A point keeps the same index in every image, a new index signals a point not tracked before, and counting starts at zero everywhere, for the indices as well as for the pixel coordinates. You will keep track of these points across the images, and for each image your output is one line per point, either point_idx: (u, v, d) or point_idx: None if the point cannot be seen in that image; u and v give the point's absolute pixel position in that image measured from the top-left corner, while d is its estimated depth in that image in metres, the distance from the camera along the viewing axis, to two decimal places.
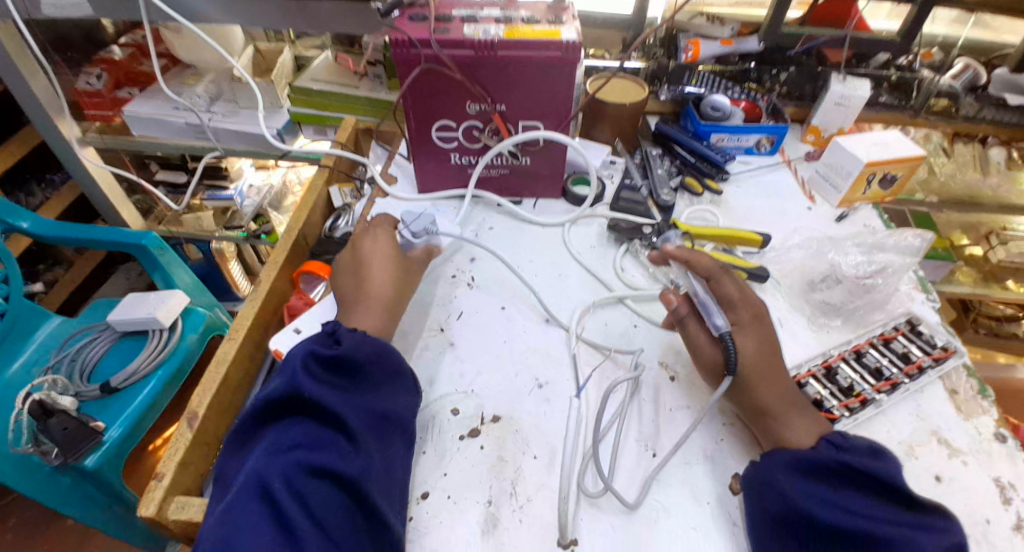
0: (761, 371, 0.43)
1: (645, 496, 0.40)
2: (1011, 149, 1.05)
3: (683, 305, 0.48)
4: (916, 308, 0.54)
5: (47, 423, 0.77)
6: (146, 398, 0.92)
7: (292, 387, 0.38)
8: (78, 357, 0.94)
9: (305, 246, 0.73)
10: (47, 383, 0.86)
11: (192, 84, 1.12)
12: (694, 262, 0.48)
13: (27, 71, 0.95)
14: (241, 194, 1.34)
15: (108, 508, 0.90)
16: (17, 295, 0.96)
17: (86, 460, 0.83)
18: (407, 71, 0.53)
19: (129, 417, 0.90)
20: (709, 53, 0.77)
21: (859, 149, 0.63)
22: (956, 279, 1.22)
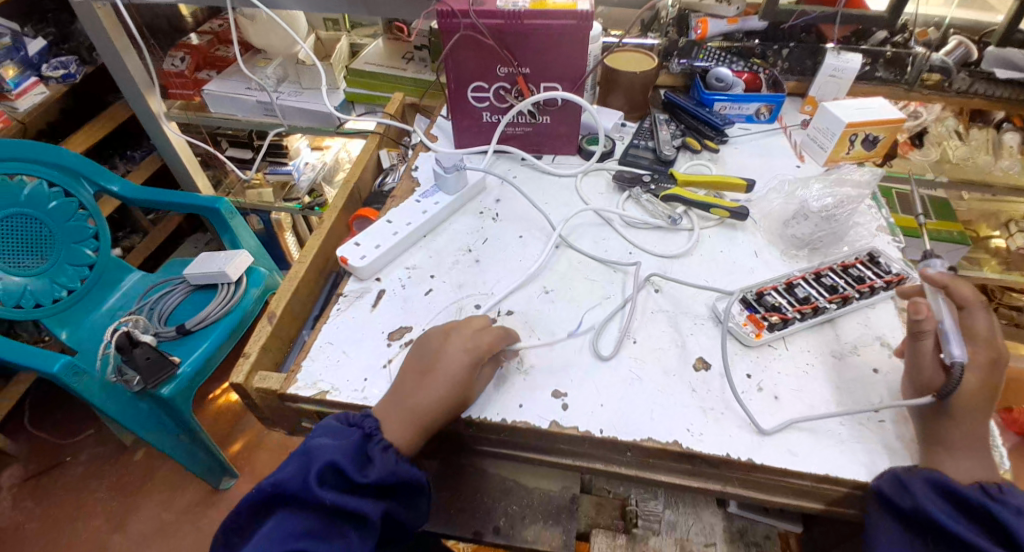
0: (975, 405, 0.42)
1: (781, 427, 0.45)
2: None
3: (929, 319, 0.44)
4: (878, 244, 0.62)
5: (134, 351, 0.92)
6: (212, 341, 1.04)
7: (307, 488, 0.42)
8: (158, 306, 1.07)
9: (360, 197, 0.88)
10: (130, 321, 1.00)
11: (264, 66, 1.29)
12: (955, 289, 0.45)
13: (121, 47, 1.12)
14: (298, 170, 1.51)
15: (178, 434, 1.04)
16: (105, 251, 1.07)
17: (163, 390, 0.96)
18: (449, 37, 0.66)
19: (198, 358, 1.01)
20: (717, 31, 0.86)
21: (843, 113, 0.71)
22: (975, 267, 1.18)
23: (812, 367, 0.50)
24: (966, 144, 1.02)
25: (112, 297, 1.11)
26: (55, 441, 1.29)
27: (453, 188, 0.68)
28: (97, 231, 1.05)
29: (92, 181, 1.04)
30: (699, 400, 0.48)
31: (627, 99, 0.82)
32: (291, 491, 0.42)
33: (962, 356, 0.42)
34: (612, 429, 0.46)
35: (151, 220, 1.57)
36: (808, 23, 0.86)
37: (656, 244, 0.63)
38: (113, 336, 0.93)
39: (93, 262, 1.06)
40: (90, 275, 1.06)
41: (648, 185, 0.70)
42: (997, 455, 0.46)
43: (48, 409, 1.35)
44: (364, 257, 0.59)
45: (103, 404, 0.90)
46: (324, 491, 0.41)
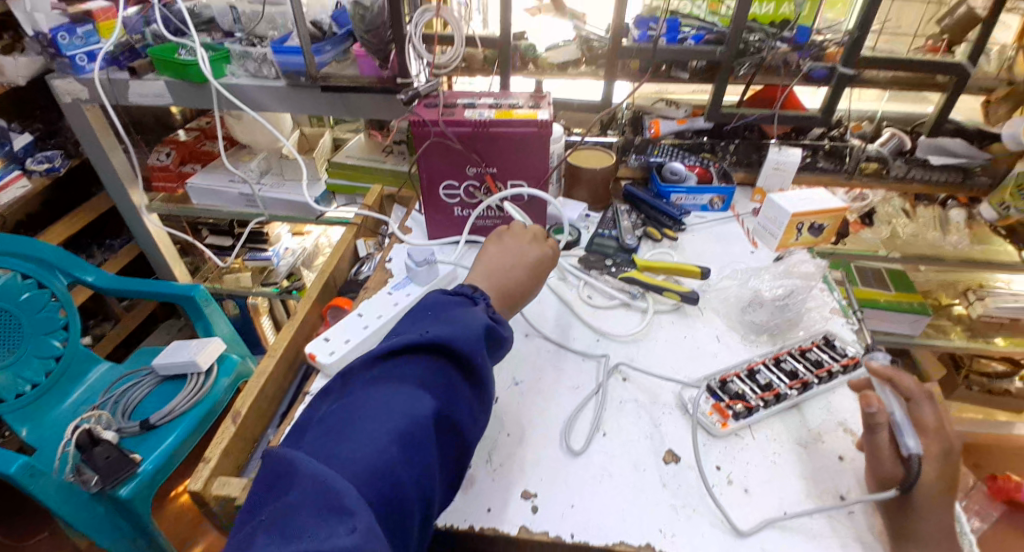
0: (935, 497, 0.42)
1: (758, 527, 0.44)
2: (974, 209, 1.06)
3: (882, 413, 0.45)
4: (832, 327, 0.65)
5: (93, 451, 0.86)
6: (177, 437, 0.98)
7: (462, 347, 0.41)
8: (123, 398, 1.02)
9: (335, 285, 0.89)
10: (92, 418, 0.94)
11: (247, 161, 1.35)
12: (898, 380, 0.48)
13: (107, 145, 1.18)
14: (277, 256, 1.52)
15: (134, 539, 0.95)
16: (74, 341, 1.04)
17: (121, 490, 0.89)
18: (420, 143, 0.71)
19: (161, 454, 0.95)
20: (669, 130, 0.96)
21: (788, 204, 0.77)
22: (940, 335, 1.21)
23: (780, 457, 0.50)
24: (914, 221, 1.09)
25: (77, 391, 1.05)
26: (8, 542, 1.16)
27: (424, 280, 0.70)
28: (67, 322, 1.03)
29: (67, 272, 1.02)
30: (672, 495, 0.47)
31: (590, 192, 0.88)
32: (433, 342, 0.41)
33: (917, 447, 0.44)
34: (583, 532, 0.44)
35: (124, 307, 1.54)
36: (749, 123, 0.95)
37: (622, 330, 0.65)
38: (73, 433, 0.87)
39: (61, 352, 1.02)
40: (57, 367, 1.01)
41: (610, 269, 0.74)
42: (967, 542, 0.46)
43: (1, 511, 1.21)
44: (333, 353, 0.60)
45: (56, 509, 0.82)
46: (474, 350, 0.41)
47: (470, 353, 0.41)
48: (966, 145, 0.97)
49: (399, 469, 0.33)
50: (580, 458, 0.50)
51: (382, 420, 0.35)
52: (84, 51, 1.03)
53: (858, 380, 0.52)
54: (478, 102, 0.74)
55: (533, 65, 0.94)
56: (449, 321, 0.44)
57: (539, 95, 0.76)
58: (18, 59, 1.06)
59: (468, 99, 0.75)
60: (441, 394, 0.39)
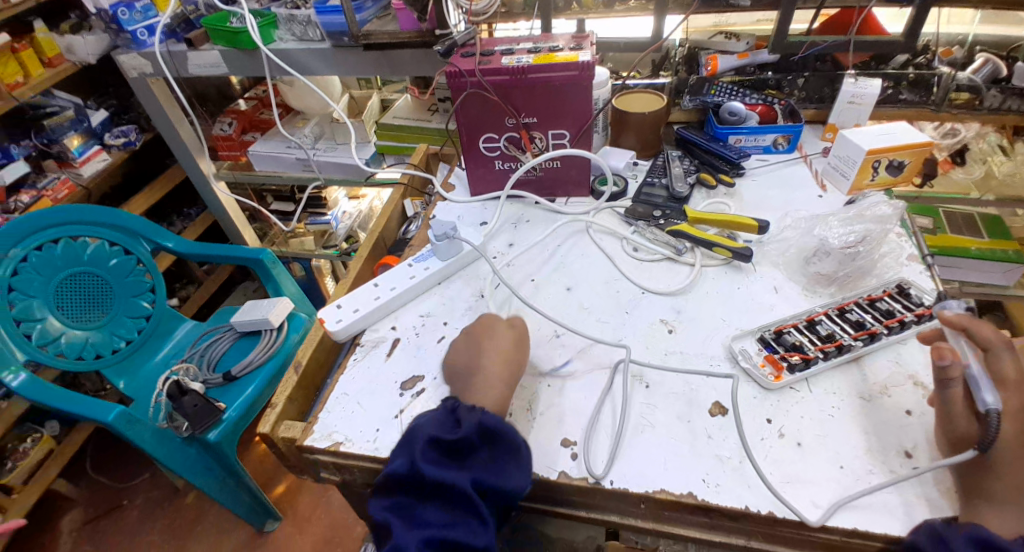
0: (1019, 453, 0.39)
1: (817, 494, 0.41)
2: None
3: (956, 364, 0.42)
4: (908, 274, 0.59)
5: (183, 399, 0.94)
6: (258, 385, 1.09)
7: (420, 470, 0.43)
8: (207, 353, 1.13)
9: (385, 244, 0.92)
10: (181, 371, 1.04)
11: (303, 127, 1.39)
12: (974, 331, 0.43)
13: (174, 116, 1.25)
14: (336, 219, 1.59)
15: (221, 480, 1.06)
16: (160, 302, 1.15)
17: (209, 435, 1.00)
18: (458, 94, 0.70)
19: (241, 403, 1.06)
20: (727, 66, 0.87)
21: (863, 140, 0.69)
22: None
23: (839, 411, 0.47)
24: (1012, 161, 0.92)
25: (166, 346, 1.18)
26: (111, 486, 1.36)
27: (445, 255, 0.68)
28: (154, 284, 1.14)
29: (149, 239, 1.13)
30: (719, 449, 0.45)
31: (639, 138, 0.83)
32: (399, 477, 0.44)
33: (996, 403, 0.39)
34: (622, 479, 0.44)
35: (204, 272, 1.70)
36: (820, 53, 0.85)
37: (667, 284, 0.62)
38: (162, 386, 0.99)
39: (150, 313, 1.13)
40: (147, 326, 1.13)
41: (657, 220, 0.71)
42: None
43: (104, 459, 1.42)
44: (340, 321, 0.62)
45: (152, 452, 0.93)
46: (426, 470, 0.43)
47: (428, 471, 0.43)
48: None
49: None
50: (629, 409, 0.50)
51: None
52: (143, 26, 1.10)
53: (929, 332, 0.48)
54: (516, 47, 0.71)
55: (576, 6, 0.88)
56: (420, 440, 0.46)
57: (581, 36, 0.72)
58: (87, 38, 1.13)
59: (507, 45, 0.72)
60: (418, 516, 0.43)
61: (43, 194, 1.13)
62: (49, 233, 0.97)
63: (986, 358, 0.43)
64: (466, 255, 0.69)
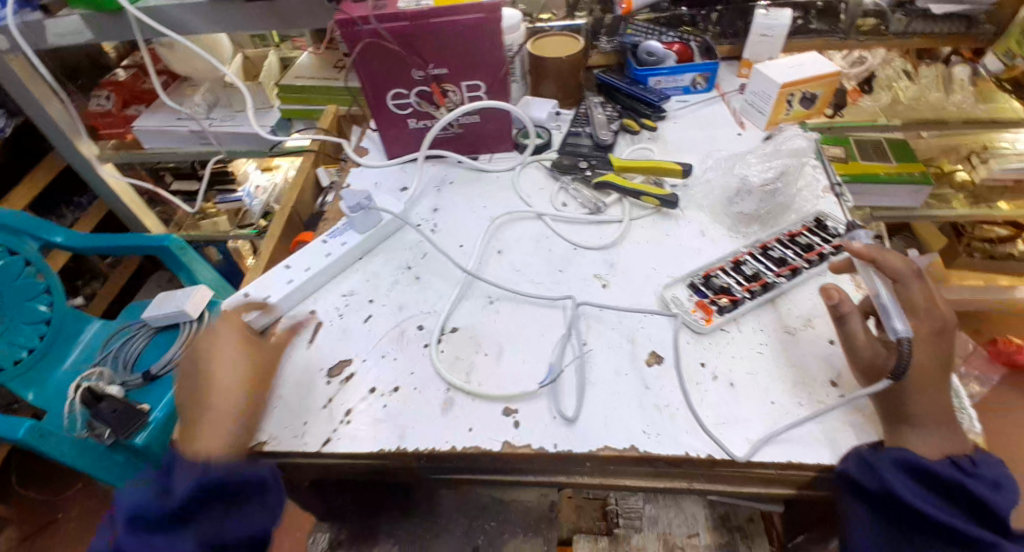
0: (930, 375, 0.41)
1: (747, 431, 0.43)
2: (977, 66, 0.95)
3: (844, 301, 0.47)
4: (824, 206, 0.60)
5: (99, 406, 0.85)
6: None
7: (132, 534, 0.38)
8: (121, 353, 1.01)
9: (299, 219, 0.84)
10: (94, 376, 0.94)
11: (192, 94, 1.23)
12: (884, 263, 0.45)
13: (39, 96, 1.05)
14: (249, 195, 1.44)
15: None
16: (61, 304, 1.02)
17: (137, 437, 0.90)
18: (354, 46, 0.62)
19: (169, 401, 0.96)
20: (642, 3, 0.82)
21: (775, 74, 0.69)
22: (940, 204, 1.14)
23: (767, 346, 0.48)
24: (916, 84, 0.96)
25: (76, 352, 1.05)
26: (43, 500, 1.24)
27: (363, 226, 0.62)
28: (50, 285, 0.99)
29: (34, 236, 0.98)
30: (657, 400, 0.46)
31: (559, 85, 0.78)
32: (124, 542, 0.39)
33: (905, 329, 0.41)
34: (566, 442, 0.44)
35: (106, 268, 1.52)
36: None
37: (599, 238, 0.61)
38: (75, 392, 0.88)
39: (49, 317, 1.00)
40: (49, 332, 1.00)
41: (584, 171, 0.68)
42: (966, 420, 0.45)
43: (29, 473, 1.28)
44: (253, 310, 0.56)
45: (73, 464, 0.84)
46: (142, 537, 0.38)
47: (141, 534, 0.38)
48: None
49: None
50: (572, 366, 0.49)
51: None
52: None
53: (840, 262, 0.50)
54: None
55: None
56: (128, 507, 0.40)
57: None
58: None
59: None
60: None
61: None
62: None
63: (895, 287, 0.45)
64: (387, 225, 0.64)
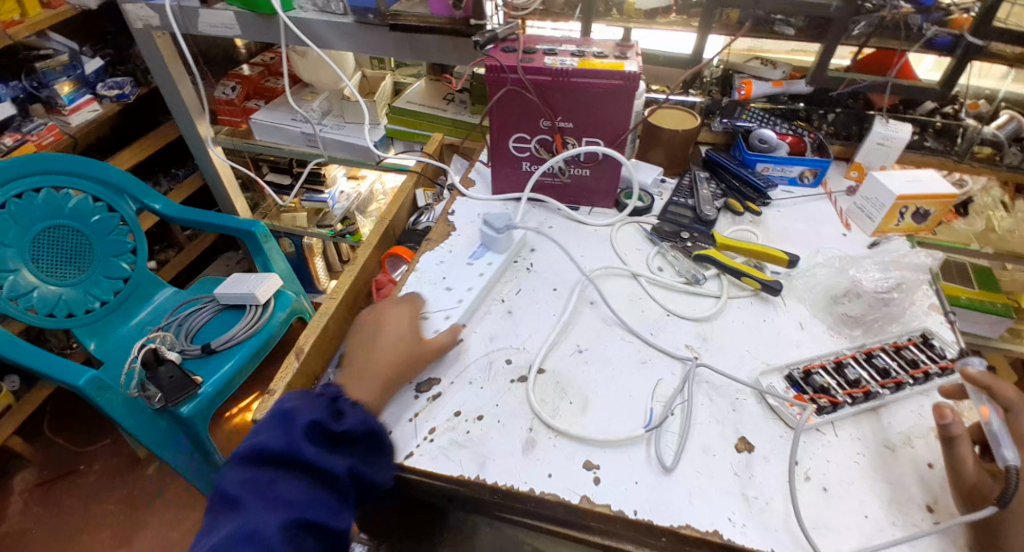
0: None
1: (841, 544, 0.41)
2: None
3: (957, 423, 0.44)
4: (932, 325, 0.59)
5: (158, 369, 0.92)
6: (236, 362, 1.02)
7: (291, 450, 0.43)
8: (185, 323, 1.07)
9: (394, 233, 0.88)
10: (157, 339, 1.00)
11: (310, 100, 1.32)
12: (997, 390, 0.44)
13: (174, 73, 1.18)
14: (333, 198, 1.51)
15: (190, 457, 0.99)
16: (141, 265, 1.09)
17: (182, 408, 0.93)
18: (495, 90, 0.67)
19: (219, 377, 0.99)
20: (761, 92, 0.88)
21: (893, 184, 0.69)
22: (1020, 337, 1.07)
23: (863, 457, 0.47)
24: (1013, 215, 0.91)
25: (144, 311, 1.11)
26: (71, 449, 1.29)
27: (501, 247, 0.68)
28: (135, 247, 1.07)
29: (135, 198, 1.05)
30: (745, 488, 0.44)
31: (667, 155, 0.81)
32: (272, 452, 0.43)
33: (1016, 459, 0.40)
34: (647, 510, 0.43)
35: (187, 238, 1.62)
36: (856, 91, 0.85)
37: (695, 310, 0.61)
38: (138, 352, 0.94)
39: (129, 275, 1.07)
40: (124, 289, 1.07)
41: (684, 242, 0.69)
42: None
43: (63, 419, 1.35)
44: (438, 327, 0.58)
45: (121, 420, 0.87)
46: (295, 452, 0.43)
47: (302, 449, 0.43)
48: None
49: None
50: (661, 435, 0.48)
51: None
52: None
53: (950, 386, 0.49)
54: (559, 48, 0.69)
55: (618, 12, 0.87)
56: (286, 424, 0.45)
57: (626, 45, 0.70)
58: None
59: (548, 45, 0.70)
60: (289, 504, 0.41)
61: (26, 137, 1.07)
62: (30, 180, 0.91)
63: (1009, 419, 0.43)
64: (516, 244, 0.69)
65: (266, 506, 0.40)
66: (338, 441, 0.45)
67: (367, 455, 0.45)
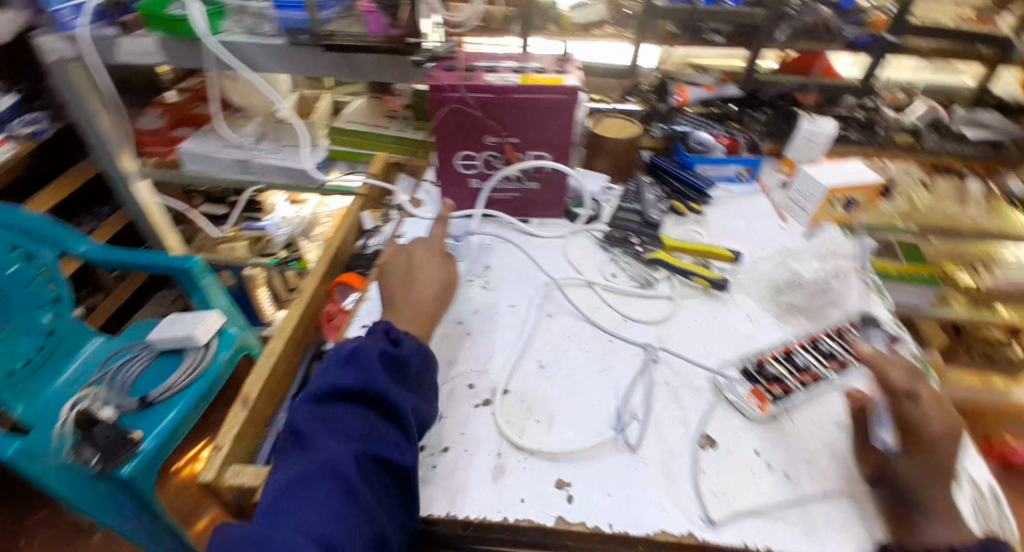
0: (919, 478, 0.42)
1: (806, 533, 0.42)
2: (989, 182, 0.96)
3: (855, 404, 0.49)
4: (869, 307, 0.62)
5: (92, 430, 0.83)
6: (181, 410, 0.95)
7: (363, 386, 0.44)
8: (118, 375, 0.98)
9: (341, 260, 0.84)
10: (88, 395, 0.91)
11: (243, 125, 1.25)
12: (887, 374, 0.45)
13: (94, 104, 1.06)
14: (274, 224, 1.46)
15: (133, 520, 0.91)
16: (64, 316, 1.00)
17: (123, 468, 0.85)
18: (438, 109, 0.66)
19: (163, 429, 0.91)
20: (696, 98, 0.92)
21: (823, 177, 0.73)
22: (948, 306, 1.11)
23: (818, 442, 0.49)
24: (933, 193, 0.93)
25: (72, 366, 1.02)
26: None
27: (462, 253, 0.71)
28: (58, 296, 0.98)
29: (53, 243, 0.95)
30: (713, 486, 0.45)
31: (612, 163, 0.83)
32: (344, 389, 0.44)
33: (891, 440, 0.47)
34: (621, 523, 0.43)
35: (116, 281, 1.50)
36: (785, 92, 0.93)
37: (650, 312, 0.62)
38: (67, 413, 0.85)
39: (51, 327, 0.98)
40: (48, 342, 0.98)
41: (634, 247, 0.71)
42: (1004, 523, 0.46)
43: None
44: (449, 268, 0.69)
45: (54, 491, 0.79)
46: (367, 386, 0.44)
47: (372, 386, 0.45)
48: (1001, 119, 0.96)
49: (325, 501, 0.39)
50: (628, 443, 0.49)
51: (295, 495, 0.39)
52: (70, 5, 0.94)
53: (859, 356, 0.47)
54: (500, 65, 0.69)
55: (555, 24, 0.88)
56: (351, 364, 0.46)
57: (565, 59, 0.71)
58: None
59: (488, 62, 0.70)
60: (360, 436, 0.43)
61: None
62: None
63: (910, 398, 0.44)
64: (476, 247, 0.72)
65: (335, 439, 0.42)
66: (402, 376, 0.48)
67: (422, 389, 0.49)
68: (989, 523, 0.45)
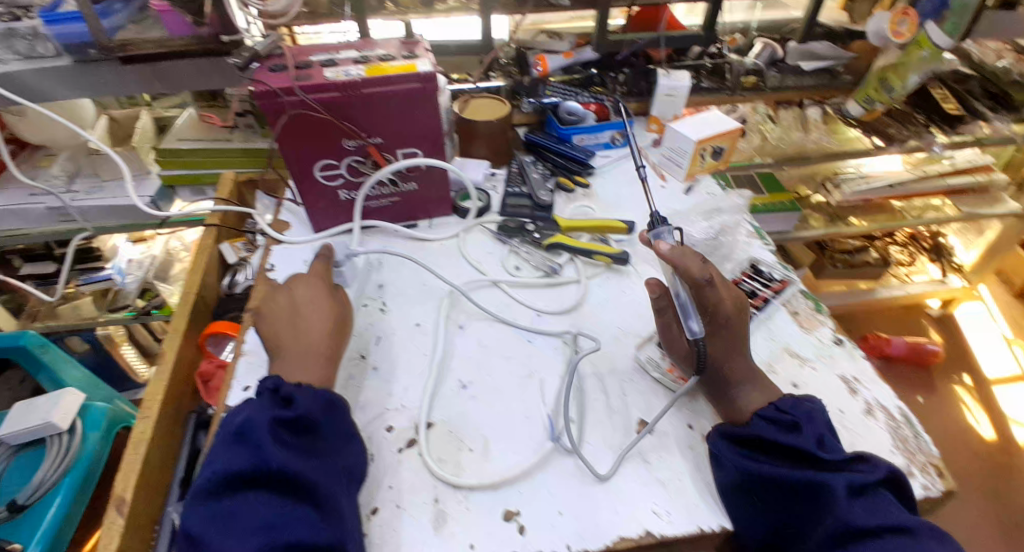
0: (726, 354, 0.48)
1: None
2: (825, 106, 1.05)
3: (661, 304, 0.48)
4: (756, 252, 0.66)
5: None
6: (63, 506, 0.78)
7: (257, 462, 0.38)
8: None
9: (207, 308, 0.71)
10: None
11: (47, 166, 0.98)
12: (686, 269, 0.46)
13: None
14: (120, 272, 1.10)
15: None
16: None
17: None
18: (275, 118, 0.56)
19: (48, 533, 0.75)
20: (556, 66, 0.90)
21: (691, 131, 0.75)
22: (809, 226, 1.23)
23: None
24: (777, 125, 1.03)
25: None
26: None
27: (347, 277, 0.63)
28: None
29: None
30: (657, 471, 0.45)
31: (490, 147, 0.79)
32: (236, 472, 0.37)
33: (699, 329, 0.45)
34: (580, 540, 0.40)
35: None
36: (637, 49, 0.93)
37: (562, 300, 0.60)
38: None
39: None
40: None
41: (532, 234, 0.67)
42: (922, 444, 0.47)
43: None
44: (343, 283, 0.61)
45: None
46: (260, 461, 0.38)
47: (267, 457, 0.38)
48: (831, 48, 1.03)
49: None
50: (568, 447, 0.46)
51: None
52: None
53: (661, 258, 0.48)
54: (338, 57, 0.60)
55: (393, 4, 0.80)
56: (238, 442, 0.40)
57: (411, 42, 0.64)
58: None
59: (325, 54, 0.61)
60: (265, 522, 0.35)
61: None
62: None
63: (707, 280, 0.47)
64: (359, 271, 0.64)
65: (234, 539, 0.34)
66: (305, 437, 0.42)
67: (331, 446, 0.43)
68: (907, 449, 0.46)
